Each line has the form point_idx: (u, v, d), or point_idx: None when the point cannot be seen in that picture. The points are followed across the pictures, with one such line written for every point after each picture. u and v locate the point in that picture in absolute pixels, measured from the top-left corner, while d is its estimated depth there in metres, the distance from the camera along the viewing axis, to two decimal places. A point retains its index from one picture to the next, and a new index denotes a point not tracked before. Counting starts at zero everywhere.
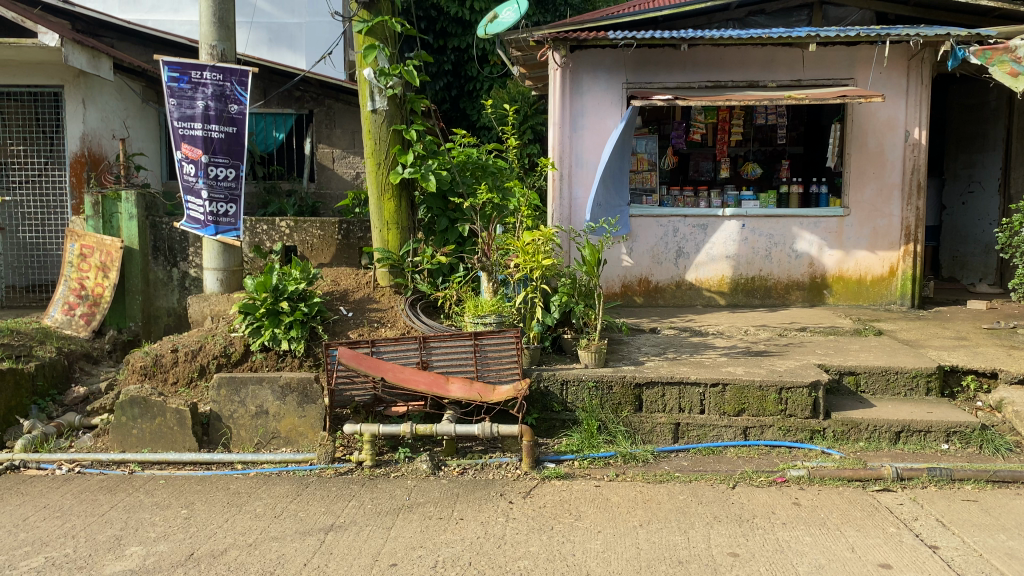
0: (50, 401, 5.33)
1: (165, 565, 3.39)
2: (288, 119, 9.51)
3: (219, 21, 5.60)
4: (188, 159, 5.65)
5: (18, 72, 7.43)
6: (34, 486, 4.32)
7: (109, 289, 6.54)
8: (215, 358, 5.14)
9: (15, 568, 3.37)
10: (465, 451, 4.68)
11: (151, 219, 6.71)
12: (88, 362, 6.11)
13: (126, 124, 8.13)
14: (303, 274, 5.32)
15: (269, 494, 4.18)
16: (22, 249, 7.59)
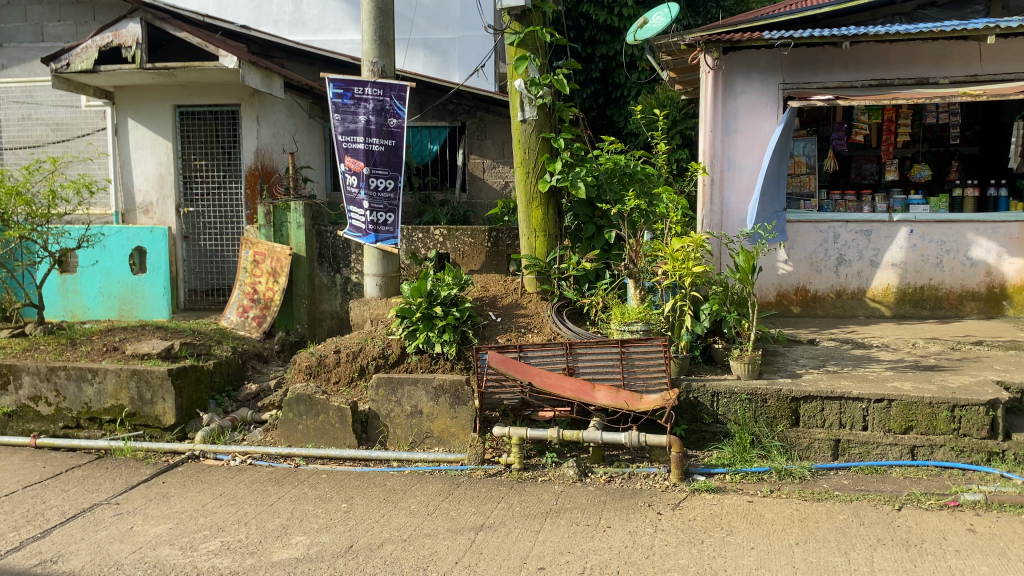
0: (226, 396, 5.74)
1: (327, 555, 3.57)
2: (442, 131, 9.82)
3: (380, 39, 5.86)
4: (352, 171, 5.99)
5: (201, 93, 8.04)
6: (212, 474, 4.68)
7: (279, 293, 7.00)
8: (374, 359, 5.35)
9: (196, 550, 3.66)
10: (613, 459, 4.65)
11: (317, 228, 7.13)
12: (260, 361, 6.53)
13: (294, 138, 8.62)
14: (456, 281, 5.55)
15: (423, 492, 4.32)
16: (203, 256, 8.22)
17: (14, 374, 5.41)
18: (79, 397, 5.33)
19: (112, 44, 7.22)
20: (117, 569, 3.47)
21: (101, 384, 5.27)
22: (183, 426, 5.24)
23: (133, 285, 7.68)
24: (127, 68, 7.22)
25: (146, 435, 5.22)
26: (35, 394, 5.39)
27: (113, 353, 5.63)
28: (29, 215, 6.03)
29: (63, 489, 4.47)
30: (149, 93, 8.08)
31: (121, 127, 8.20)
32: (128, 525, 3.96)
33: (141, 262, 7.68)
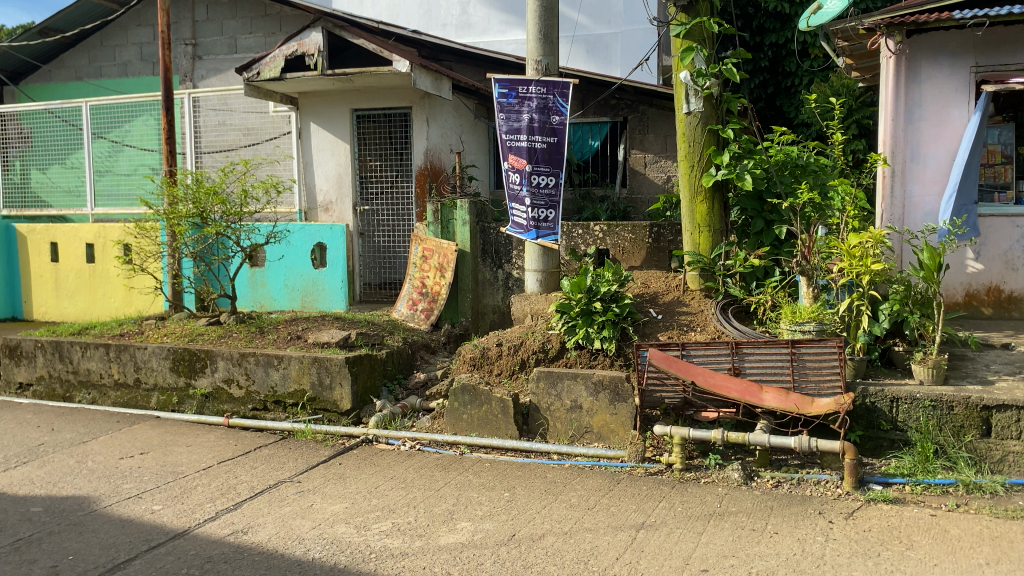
0: (397, 384, 6.02)
1: (491, 542, 3.67)
2: (603, 126, 9.82)
3: (545, 37, 5.93)
4: (515, 169, 6.09)
5: (376, 97, 8.47)
6: (383, 458, 4.92)
7: (445, 287, 7.19)
8: (535, 353, 5.43)
9: (369, 529, 3.87)
10: (780, 464, 4.49)
11: (481, 225, 7.34)
12: (427, 352, 6.78)
13: (461, 138, 8.92)
14: (615, 277, 5.50)
15: (584, 486, 4.35)
16: (376, 251, 8.61)
17: (211, 358, 5.93)
18: (266, 381, 5.76)
19: (297, 52, 7.73)
20: (299, 543, 3.73)
21: (286, 369, 5.67)
22: (358, 411, 5.55)
23: (316, 278, 8.18)
24: (309, 75, 7.68)
25: (325, 418, 5.56)
26: (228, 377, 5.88)
27: (296, 341, 6.03)
28: (224, 213, 6.56)
29: (253, 466, 4.85)
30: (329, 99, 8.58)
31: (304, 131, 8.75)
32: (308, 503, 4.24)
33: (322, 257, 8.16)
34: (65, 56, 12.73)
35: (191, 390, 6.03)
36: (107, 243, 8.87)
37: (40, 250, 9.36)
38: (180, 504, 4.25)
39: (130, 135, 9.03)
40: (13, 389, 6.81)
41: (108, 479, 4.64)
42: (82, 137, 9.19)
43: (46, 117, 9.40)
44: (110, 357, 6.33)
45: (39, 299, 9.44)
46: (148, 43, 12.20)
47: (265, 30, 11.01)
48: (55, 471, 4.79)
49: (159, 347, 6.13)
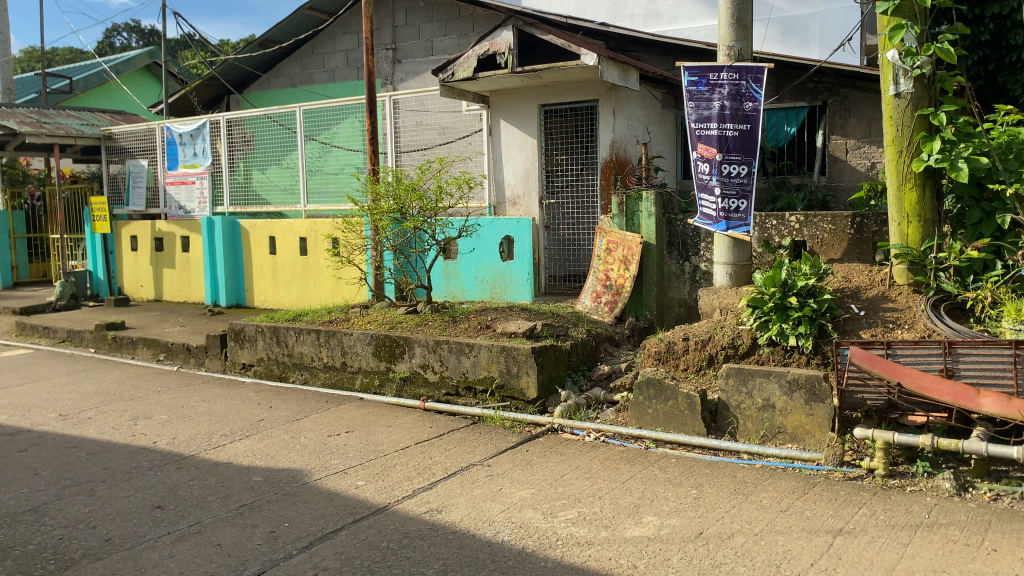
0: (581, 375, 6.07)
1: (678, 538, 3.64)
2: (800, 112, 9.35)
3: (737, 21, 5.76)
4: (704, 158, 5.98)
5: (564, 91, 8.56)
6: (569, 448, 5.00)
7: (629, 279, 7.16)
8: (724, 348, 5.30)
9: (556, 516, 3.95)
10: (1001, 476, 4.09)
11: (667, 217, 7.20)
12: (612, 345, 6.76)
13: (648, 129, 8.79)
14: (813, 270, 5.26)
15: (775, 488, 4.20)
16: (561, 244, 8.72)
17: (409, 345, 6.27)
18: (459, 367, 6.01)
19: (489, 52, 7.95)
20: (489, 525, 3.87)
21: (476, 357, 5.89)
22: (544, 401, 5.66)
23: (504, 270, 8.40)
24: (501, 73, 7.90)
25: (512, 406, 5.72)
26: (424, 362, 6.19)
27: (486, 331, 6.23)
28: (421, 209, 6.90)
29: (446, 448, 5.09)
30: (518, 95, 8.76)
31: (495, 127, 9.00)
32: (497, 486, 4.39)
33: (510, 249, 8.37)
34: (282, 66, 13.87)
35: (391, 373, 6.41)
36: (317, 237, 9.62)
37: (260, 244, 10.30)
38: (380, 481, 4.53)
39: (338, 136, 9.63)
40: (237, 368, 7.54)
41: (318, 454, 5.04)
42: (296, 139, 10.01)
43: (265, 122, 10.32)
44: (320, 342, 6.86)
45: (258, 287, 10.38)
46: (353, 50, 13.01)
47: (459, 31, 11.44)
48: (273, 445, 5.26)
49: (362, 333, 6.57)
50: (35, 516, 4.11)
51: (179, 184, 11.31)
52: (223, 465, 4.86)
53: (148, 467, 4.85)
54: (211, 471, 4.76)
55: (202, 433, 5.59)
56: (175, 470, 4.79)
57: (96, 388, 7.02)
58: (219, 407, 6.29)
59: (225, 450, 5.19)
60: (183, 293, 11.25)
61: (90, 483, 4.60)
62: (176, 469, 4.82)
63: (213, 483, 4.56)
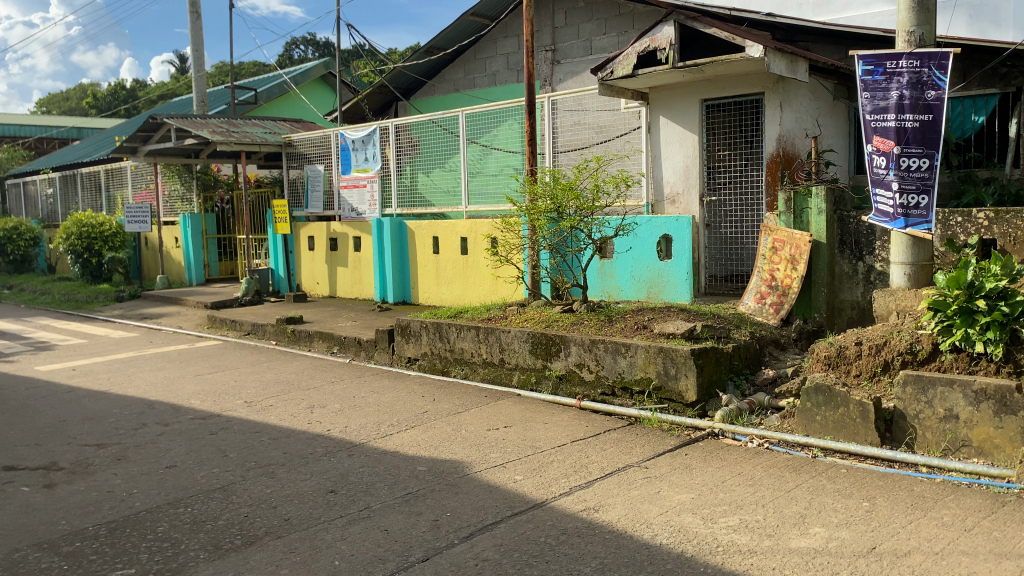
0: (744, 379, 5.89)
1: (848, 552, 3.45)
2: (990, 99, 8.63)
3: (920, 5, 5.39)
4: (880, 152, 5.65)
5: (727, 85, 8.26)
6: (731, 453, 4.86)
7: (797, 280, 6.83)
8: (900, 354, 4.99)
9: (716, 522, 3.85)
10: None
11: (839, 214, 6.89)
12: (777, 349, 6.48)
13: (818, 121, 8.48)
14: (1004, 270, 4.84)
15: (958, 505, 3.90)
16: (723, 242, 8.51)
17: (565, 343, 6.31)
18: (615, 367, 5.98)
19: (649, 48, 7.88)
20: (647, 527, 3.83)
21: (633, 358, 5.84)
22: (703, 404, 5.54)
23: (662, 270, 8.29)
24: (662, 68, 7.80)
25: (671, 408, 5.64)
26: (581, 361, 6.21)
27: (643, 331, 6.16)
28: (578, 208, 6.92)
29: (603, 448, 5.08)
30: (679, 90, 8.59)
31: (654, 124, 8.87)
32: (655, 489, 4.34)
33: (668, 249, 8.26)
34: (446, 71, 14.33)
35: (547, 371, 6.47)
36: (478, 237, 9.89)
37: (425, 243, 10.69)
38: (538, 477, 4.59)
39: (497, 138, 9.80)
40: (403, 362, 7.88)
41: (478, 447, 5.18)
42: (459, 142, 10.31)
43: (430, 126, 10.71)
44: (479, 338, 7.03)
45: (422, 285, 10.79)
46: (513, 53, 13.23)
47: (618, 29, 11.37)
48: (436, 437, 5.45)
49: (520, 331, 6.68)
50: (224, 494, 4.47)
51: (352, 187, 11.92)
52: (390, 454, 5.09)
53: (323, 453, 5.16)
54: (379, 459, 5.00)
55: (371, 422, 5.87)
56: (346, 457, 5.07)
57: (277, 378, 7.55)
58: (387, 398, 6.60)
59: (391, 439, 5.43)
60: (354, 290, 11.89)
61: (272, 465, 4.95)
62: (348, 455, 5.10)
63: (381, 471, 4.79)
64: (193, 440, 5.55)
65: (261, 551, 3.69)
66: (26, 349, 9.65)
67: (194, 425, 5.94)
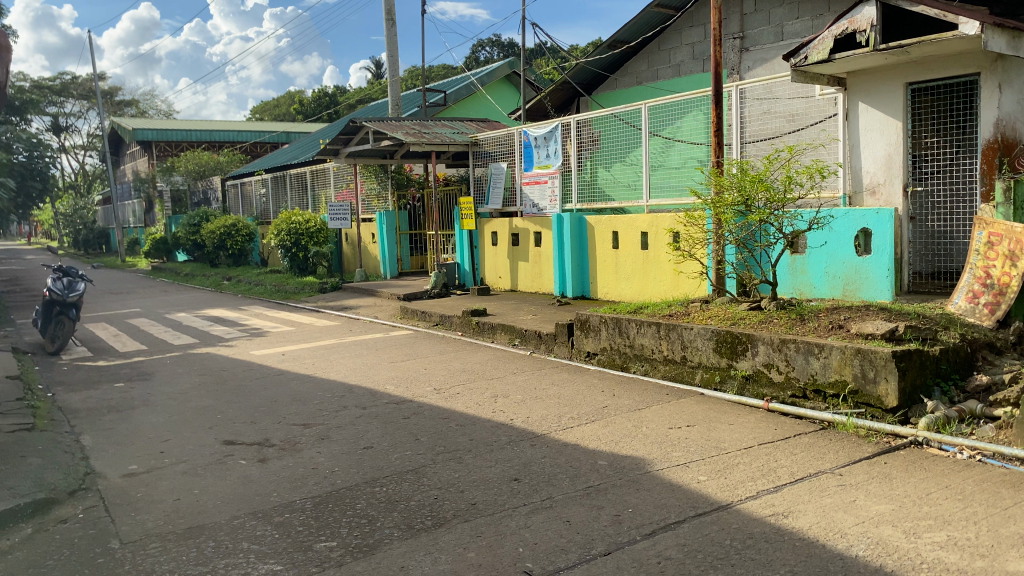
0: (952, 385, 5.43)
1: None
2: None
3: None
4: None
5: (937, 66, 7.57)
6: (936, 464, 4.50)
7: (1016, 278, 6.22)
8: None
9: (919, 537, 3.58)
10: None
11: None
12: (992, 352, 5.91)
13: None
14: None
15: None
16: (930, 237, 7.84)
17: (752, 342, 6.10)
18: (807, 368, 5.70)
19: (847, 30, 7.44)
20: (842, 537, 3.63)
21: (827, 359, 5.54)
22: (906, 410, 5.16)
23: (859, 266, 7.84)
24: (861, 52, 7.35)
25: (868, 414, 5.30)
26: (769, 361, 5.98)
27: (838, 331, 5.83)
28: (768, 200, 6.62)
29: (792, 452, 4.86)
30: (881, 74, 8.01)
31: (852, 111, 8.34)
32: (850, 498, 4.10)
33: (867, 243, 7.80)
34: (629, 65, 14.21)
35: (733, 370, 6.28)
36: (659, 232, 9.77)
37: (606, 238, 10.69)
38: (723, 478, 4.47)
39: (682, 130, 9.59)
40: (583, 356, 7.92)
41: (661, 445, 5.11)
42: (642, 136, 10.18)
43: (613, 121, 10.66)
44: (660, 335, 6.94)
45: (603, 280, 10.79)
46: (699, 43, 12.90)
47: (813, 12, 10.82)
48: (617, 432, 5.44)
49: (703, 328, 6.53)
50: (416, 476, 4.70)
51: (534, 184, 12.11)
52: (572, 446, 5.14)
53: (507, 442, 5.30)
54: (562, 451, 5.06)
55: (553, 414, 5.96)
56: (530, 446, 5.18)
57: (463, 368, 7.83)
58: (568, 391, 6.66)
59: (573, 432, 5.48)
60: (535, 284, 12.09)
61: (459, 451, 5.15)
62: (531, 445, 5.20)
63: (564, 463, 4.84)
64: (388, 424, 5.87)
65: (449, 533, 3.85)
66: (242, 335, 10.62)
67: (388, 409, 6.29)
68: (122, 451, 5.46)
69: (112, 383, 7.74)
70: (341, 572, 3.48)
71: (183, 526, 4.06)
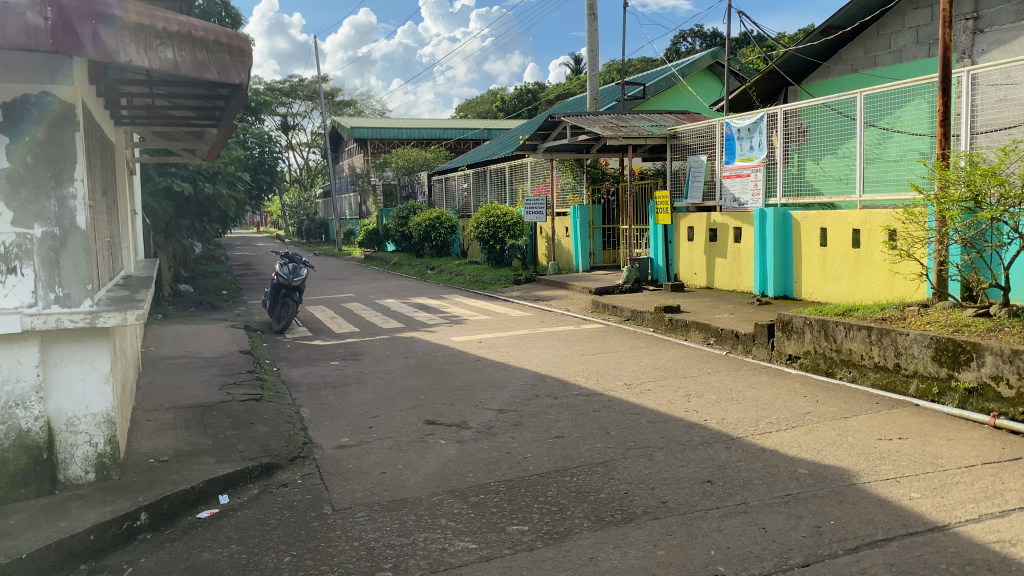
0: None
1: None
2: None
3: None
4: None
5: None
6: None
7: None
8: None
9: None
10: None
11: None
12: None
13: None
14: None
15: None
16: None
17: (978, 352, 5.57)
18: None
19: None
20: None
21: None
22: None
23: None
24: None
25: None
26: (997, 374, 5.43)
27: None
28: (1002, 196, 5.98)
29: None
30: None
31: None
32: None
33: None
34: (844, 51, 13.39)
35: (954, 382, 5.76)
36: (873, 229, 9.14)
37: (812, 235, 10.16)
38: (940, 497, 4.11)
39: (901, 120, 8.88)
40: (784, 359, 7.58)
41: (868, 457, 4.78)
42: (856, 126, 9.57)
43: (823, 111, 10.10)
44: (872, 339, 6.50)
45: (807, 280, 10.27)
46: (924, 25, 11.90)
47: None
48: (819, 440, 5.16)
49: (921, 335, 6.04)
50: (607, 469, 4.71)
51: (734, 177, 11.72)
52: (770, 452, 4.94)
53: (701, 442, 5.18)
54: (758, 456, 4.88)
55: (750, 417, 5.75)
56: (724, 449, 5.04)
57: (656, 364, 7.73)
58: (766, 395, 6.40)
59: (771, 437, 5.26)
60: (733, 282, 11.71)
61: (650, 448, 5.10)
62: (725, 448, 5.06)
63: (760, 468, 4.66)
64: (579, 415, 5.93)
65: (639, 529, 3.82)
66: (443, 322, 11.13)
67: (579, 401, 6.35)
68: (335, 424, 5.90)
69: (328, 361, 8.39)
70: (532, 556, 3.56)
71: (388, 499, 4.32)
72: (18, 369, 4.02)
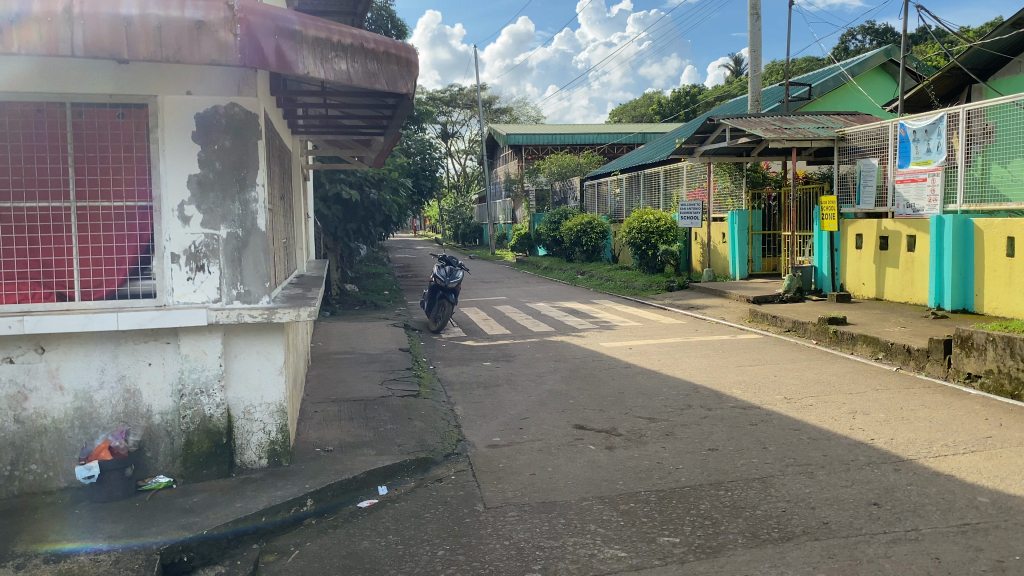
0: None
1: None
2: None
3: None
4: None
5: None
6: None
7: None
8: None
9: None
10: None
11: None
12: None
13: None
14: None
15: None
16: None
17: None
18: None
19: None
20: None
21: None
22: None
23: None
24: None
25: None
26: None
27: None
28: None
29: None
30: None
31: None
32: None
33: None
34: None
35: None
36: None
37: (997, 244, 9.38)
38: None
39: None
40: (962, 378, 7.03)
41: None
42: None
43: (1014, 111, 9.32)
44: None
45: (990, 293, 9.49)
46: None
47: None
48: (1002, 467, 4.73)
49: None
50: (763, 485, 4.54)
51: (909, 182, 11.00)
52: (945, 477, 4.60)
53: (867, 463, 4.90)
54: (932, 480, 4.54)
55: (923, 439, 5.37)
56: (893, 471, 4.73)
57: (817, 378, 7.38)
58: (942, 415, 5.96)
59: (946, 461, 4.89)
60: (905, 293, 10.99)
61: (811, 466, 4.87)
62: (895, 470, 4.74)
63: (933, 494, 4.33)
64: (735, 428, 5.74)
65: (797, 549, 3.65)
66: (594, 326, 11.12)
67: (734, 414, 6.15)
68: (488, 423, 6.01)
69: (481, 361, 8.57)
70: (683, 568, 3.48)
71: (537, 500, 4.35)
72: (203, 359, 4.36)
